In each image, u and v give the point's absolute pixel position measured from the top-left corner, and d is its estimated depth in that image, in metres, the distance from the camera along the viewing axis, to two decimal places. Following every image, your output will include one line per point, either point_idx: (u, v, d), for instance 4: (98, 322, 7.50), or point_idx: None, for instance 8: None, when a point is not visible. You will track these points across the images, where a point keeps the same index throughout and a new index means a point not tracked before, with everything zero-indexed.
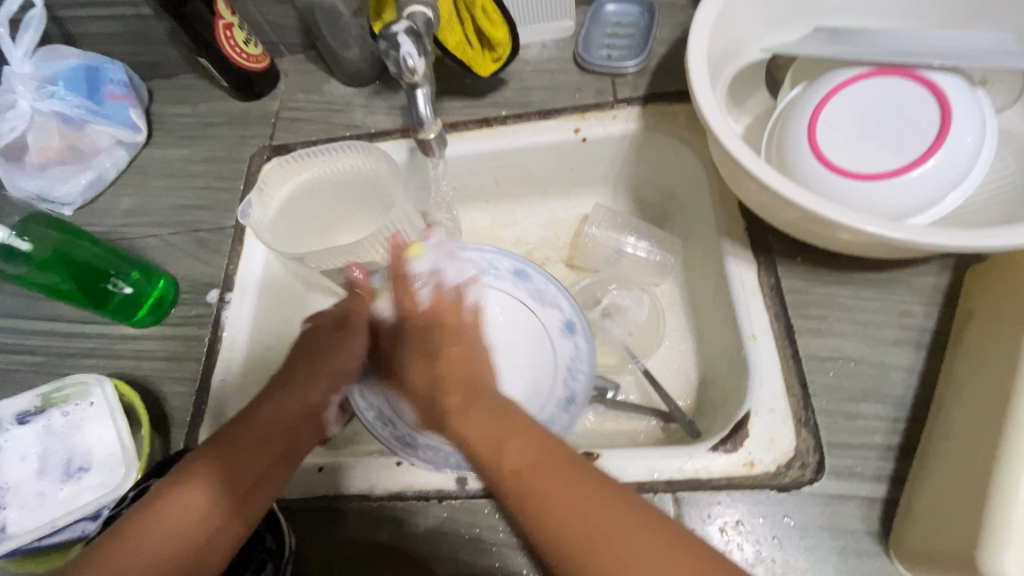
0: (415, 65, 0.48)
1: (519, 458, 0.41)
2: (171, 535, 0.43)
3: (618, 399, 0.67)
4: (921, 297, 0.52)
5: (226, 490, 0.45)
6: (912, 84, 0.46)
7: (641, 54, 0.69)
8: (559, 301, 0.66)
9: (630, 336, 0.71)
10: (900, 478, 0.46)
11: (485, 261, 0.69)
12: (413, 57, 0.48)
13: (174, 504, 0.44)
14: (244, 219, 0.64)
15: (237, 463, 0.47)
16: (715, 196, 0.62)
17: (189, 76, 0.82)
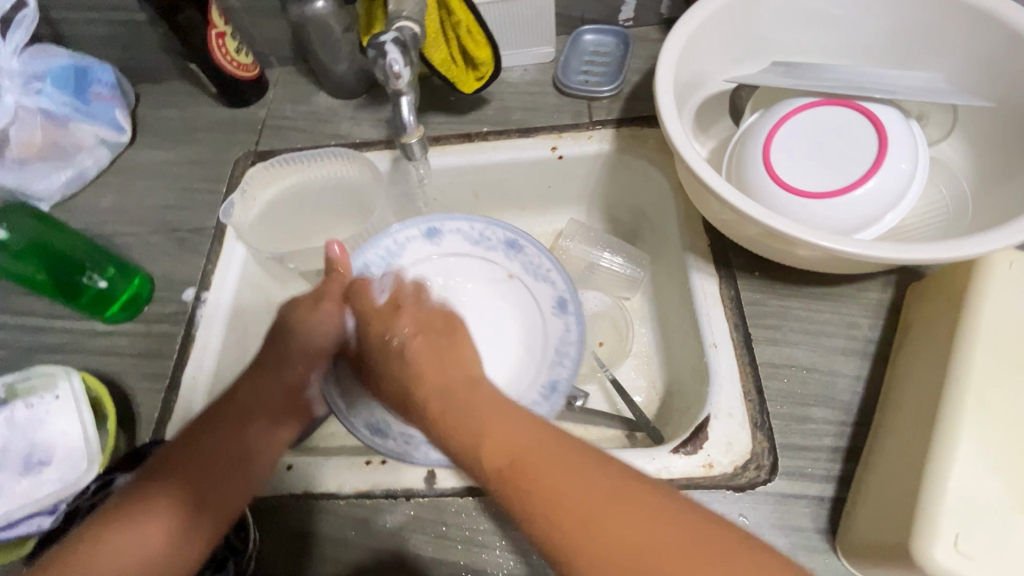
0: (401, 71, 0.50)
1: (499, 451, 0.40)
2: (128, 549, 0.45)
3: (586, 407, 0.69)
4: (867, 310, 0.55)
5: (185, 507, 0.47)
6: (855, 113, 0.51)
7: (616, 80, 0.74)
8: (552, 276, 0.67)
9: (598, 346, 0.74)
10: (847, 478, 0.49)
11: (479, 235, 0.70)
12: (399, 64, 0.50)
13: (133, 525, 0.45)
14: (224, 218, 0.65)
15: (198, 474, 0.49)
16: (681, 214, 0.65)
17: (179, 82, 0.84)
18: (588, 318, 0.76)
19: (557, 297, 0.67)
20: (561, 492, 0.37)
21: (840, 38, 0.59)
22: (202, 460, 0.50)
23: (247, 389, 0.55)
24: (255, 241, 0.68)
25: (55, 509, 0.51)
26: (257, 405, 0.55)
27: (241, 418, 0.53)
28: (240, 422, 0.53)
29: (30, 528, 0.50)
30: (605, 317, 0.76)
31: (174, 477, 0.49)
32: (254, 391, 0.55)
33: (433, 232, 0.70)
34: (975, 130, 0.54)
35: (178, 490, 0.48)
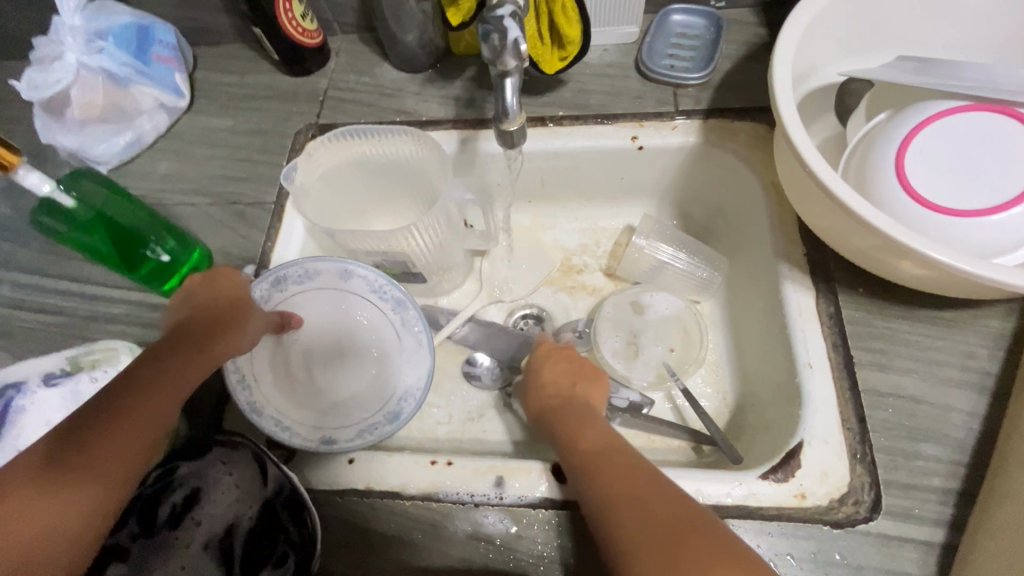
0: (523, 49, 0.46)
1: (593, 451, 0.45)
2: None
3: (652, 415, 0.65)
4: (986, 340, 0.51)
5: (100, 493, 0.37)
6: (1015, 126, 0.45)
7: (706, 67, 0.68)
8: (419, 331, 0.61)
9: (670, 352, 0.71)
10: (959, 524, 0.45)
11: (379, 285, 0.62)
12: (520, 41, 0.45)
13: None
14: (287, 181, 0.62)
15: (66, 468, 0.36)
16: (774, 217, 0.61)
17: (239, 47, 0.80)
18: (658, 322, 0.72)
19: (399, 308, 0.62)
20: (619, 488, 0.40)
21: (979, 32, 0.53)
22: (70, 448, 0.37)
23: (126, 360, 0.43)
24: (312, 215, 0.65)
25: None
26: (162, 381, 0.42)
27: (138, 397, 0.40)
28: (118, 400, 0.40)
29: None
30: (675, 321, 0.72)
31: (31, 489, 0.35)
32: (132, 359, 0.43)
33: (345, 271, 0.61)
34: None
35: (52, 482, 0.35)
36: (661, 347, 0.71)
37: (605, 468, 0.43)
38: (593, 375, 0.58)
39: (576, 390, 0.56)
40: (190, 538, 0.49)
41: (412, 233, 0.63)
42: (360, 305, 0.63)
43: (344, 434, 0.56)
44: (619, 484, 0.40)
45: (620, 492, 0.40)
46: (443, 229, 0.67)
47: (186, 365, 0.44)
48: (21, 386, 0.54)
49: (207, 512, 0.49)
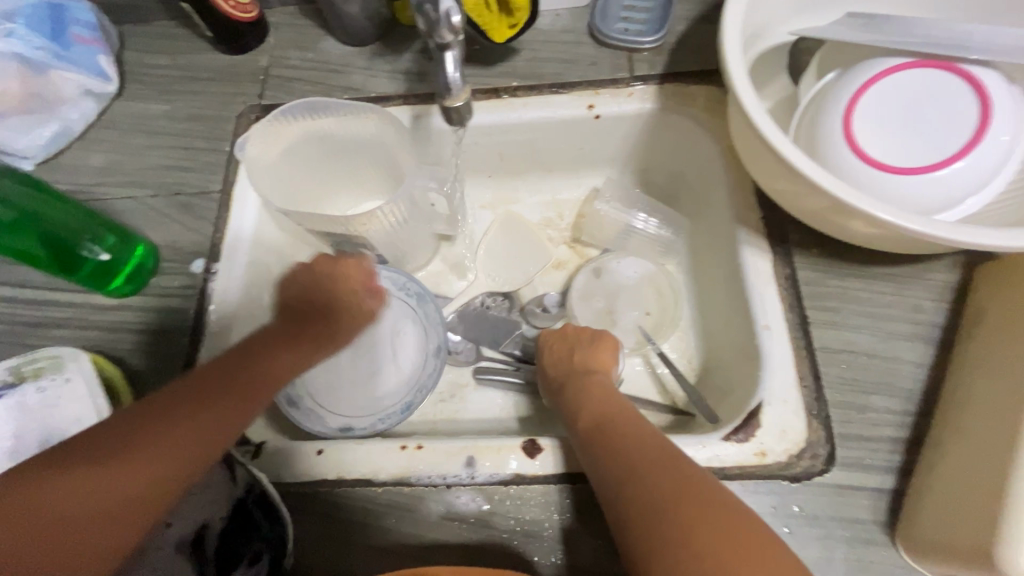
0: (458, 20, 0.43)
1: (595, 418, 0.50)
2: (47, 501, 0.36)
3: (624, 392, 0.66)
4: (933, 293, 0.52)
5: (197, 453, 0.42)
6: (954, 79, 0.45)
7: (660, 29, 0.66)
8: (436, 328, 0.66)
9: (645, 316, 0.71)
10: (907, 470, 0.47)
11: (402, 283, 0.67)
12: (454, 13, 0.43)
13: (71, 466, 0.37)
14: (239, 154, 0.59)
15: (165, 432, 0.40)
16: (732, 182, 0.61)
17: (169, 24, 0.75)
18: (629, 287, 0.73)
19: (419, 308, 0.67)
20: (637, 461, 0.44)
21: None
22: (173, 410, 0.42)
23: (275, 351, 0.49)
24: (273, 199, 0.64)
25: None
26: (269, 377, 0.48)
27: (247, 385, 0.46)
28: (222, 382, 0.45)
29: None
30: (647, 282, 0.73)
31: (136, 439, 0.39)
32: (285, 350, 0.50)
33: None
34: None
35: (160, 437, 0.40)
36: (635, 311, 0.72)
37: (613, 440, 0.47)
38: (597, 340, 0.61)
39: (580, 360, 0.59)
40: (161, 539, 0.47)
41: (376, 214, 0.61)
42: None
43: (360, 422, 0.60)
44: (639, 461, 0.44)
45: (639, 461, 0.44)
46: (411, 210, 0.66)
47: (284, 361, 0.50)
48: None
49: (179, 512, 0.48)
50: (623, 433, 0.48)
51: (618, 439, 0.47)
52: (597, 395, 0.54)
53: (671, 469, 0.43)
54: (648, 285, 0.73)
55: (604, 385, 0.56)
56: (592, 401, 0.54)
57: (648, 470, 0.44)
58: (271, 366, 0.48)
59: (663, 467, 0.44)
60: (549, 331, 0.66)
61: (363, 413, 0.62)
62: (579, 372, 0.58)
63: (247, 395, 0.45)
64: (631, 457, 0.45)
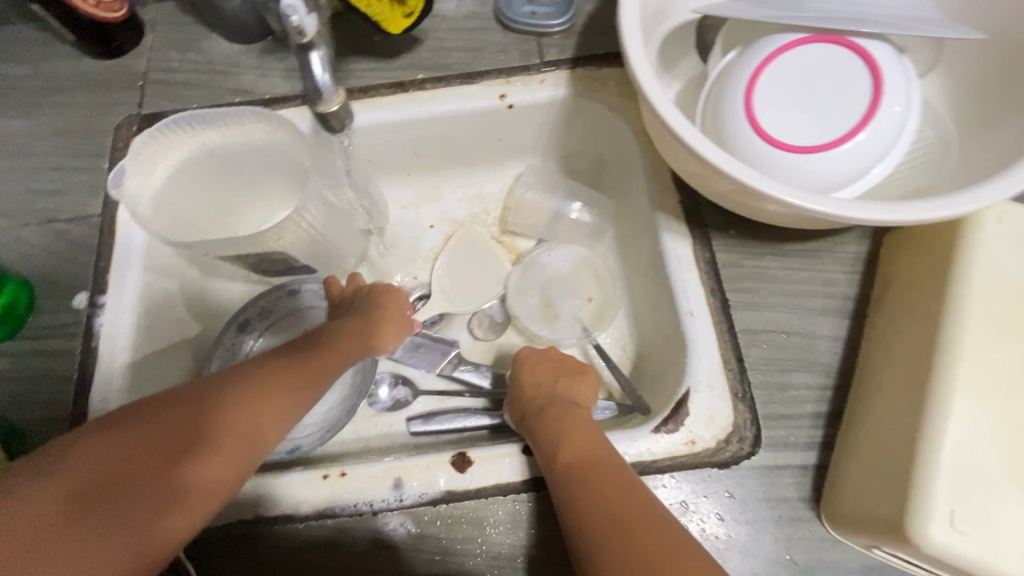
0: (304, 23, 0.42)
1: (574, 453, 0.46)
2: (52, 493, 0.35)
3: None
4: (844, 265, 0.53)
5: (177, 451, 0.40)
6: (846, 52, 0.45)
7: (567, 11, 0.64)
8: None
9: (586, 303, 0.70)
10: (829, 443, 0.48)
11: None
12: (299, 16, 0.41)
13: (89, 456, 0.37)
14: (114, 192, 0.52)
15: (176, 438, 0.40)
16: (648, 167, 0.59)
17: (23, 28, 0.66)
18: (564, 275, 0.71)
19: None
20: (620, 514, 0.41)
21: None
22: (185, 416, 0.41)
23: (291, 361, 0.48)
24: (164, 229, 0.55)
25: None
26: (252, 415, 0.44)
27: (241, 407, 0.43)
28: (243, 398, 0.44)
29: None
30: (584, 268, 0.71)
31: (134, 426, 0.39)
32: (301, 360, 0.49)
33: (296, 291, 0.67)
34: (960, 64, 0.49)
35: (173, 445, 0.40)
36: (574, 299, 0.71)
37: (592, 483, 0.43)
38: (578, 371, 0.57)
39: (559, 387, 0.55)
40: None
41: (287, 228, 0.57)
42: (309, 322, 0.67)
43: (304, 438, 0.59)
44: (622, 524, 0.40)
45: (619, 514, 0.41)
46: (325, 217, 0.61)
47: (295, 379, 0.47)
48: None
49: None
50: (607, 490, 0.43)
51: (598, 494, 0.43)
52: (583, 432, 0.48)
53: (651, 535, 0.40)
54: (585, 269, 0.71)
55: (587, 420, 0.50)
56: (577, 436, 0.48)
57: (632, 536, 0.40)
58: (286, 378, 0.47)
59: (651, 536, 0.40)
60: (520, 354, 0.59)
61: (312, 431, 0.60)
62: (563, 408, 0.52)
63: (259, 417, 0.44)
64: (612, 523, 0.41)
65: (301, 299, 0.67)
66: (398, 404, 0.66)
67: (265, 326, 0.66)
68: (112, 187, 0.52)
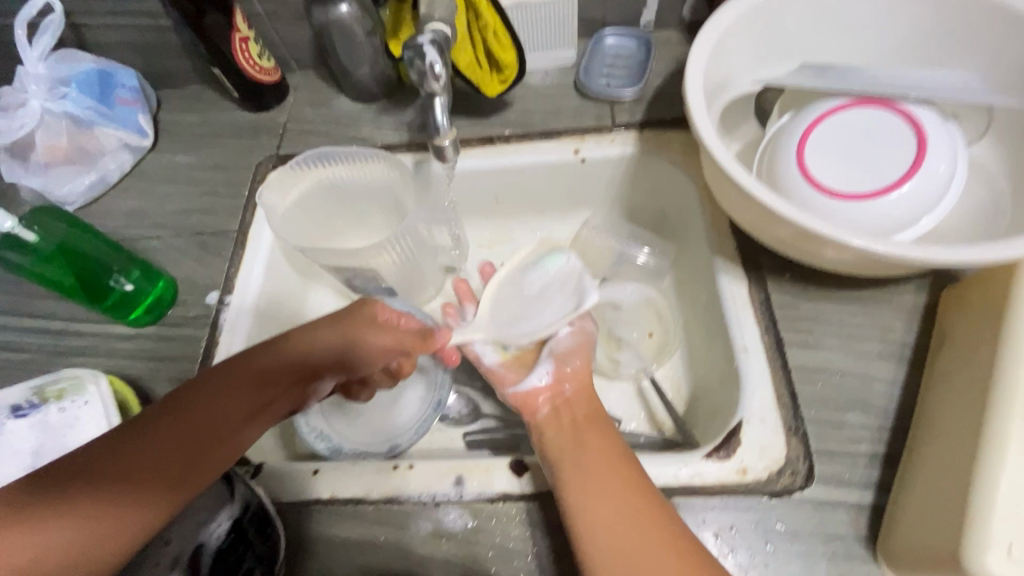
0: (441, 73, 0.50)
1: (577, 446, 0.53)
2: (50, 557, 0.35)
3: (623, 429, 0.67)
4: (901, 314, 0.55)
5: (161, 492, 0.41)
6: (893, 116, 0.50)
7: (639, 83, 0.73)
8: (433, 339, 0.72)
9: (646, 337, 0.74)
10: (886, 485, 0.48)
11: None
12: (438, 65, 0.49)
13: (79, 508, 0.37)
14: (260, 200, 0.66)
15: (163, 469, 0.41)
16: (708, 215, 0.65)
17: (199, 87, 0.84)
18: (628, 307, 0.76)
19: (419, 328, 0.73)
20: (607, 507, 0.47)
21: (865, 39, 0.60)
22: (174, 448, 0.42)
23: (254, 363, 0.50)
24: (289, 239, 0.68)
25: None
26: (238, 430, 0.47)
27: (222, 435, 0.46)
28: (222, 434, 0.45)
29: None
30: (648, 306, 0.76)
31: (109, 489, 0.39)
32: (262, 367, 0.50)
33: None
34: (1011, 132, 0.53)
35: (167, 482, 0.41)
36: (636, 331, 0.74)
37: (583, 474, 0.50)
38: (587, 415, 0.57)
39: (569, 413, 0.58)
40: (158, 556, 0.48)
41: (383, 250, 0.66)
42: None
43: (402, 436, 0.66)
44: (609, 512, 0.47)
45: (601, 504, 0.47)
46: (414, 245, 0.70)
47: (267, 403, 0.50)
48: None
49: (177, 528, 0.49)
50: (604, 499, 0.47)
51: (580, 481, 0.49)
52: (588, 464, 0.50)
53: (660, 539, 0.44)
54: (646, 307, 0.76)
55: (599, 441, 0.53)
56: (578, 472, 0.49)
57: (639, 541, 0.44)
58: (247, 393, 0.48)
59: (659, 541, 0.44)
60: (529, 387, 0.61)
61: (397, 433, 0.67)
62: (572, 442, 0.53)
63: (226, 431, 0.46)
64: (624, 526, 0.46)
65: None
66: (461, 420, 0.71)
67: None
68: (258, 198, 0.67)
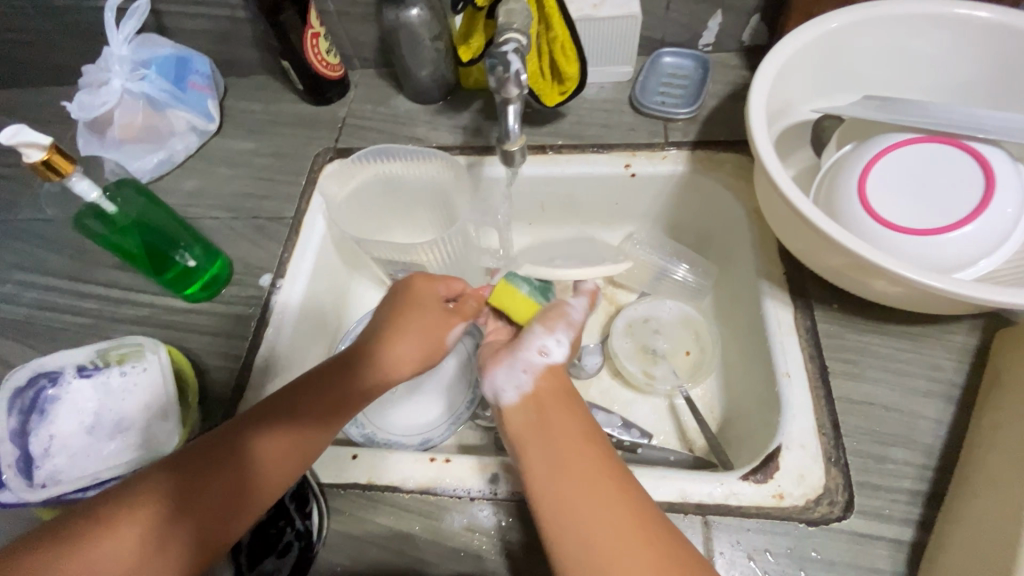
0: (524, 83, 0.52)
1: (560, 429, 0.49)
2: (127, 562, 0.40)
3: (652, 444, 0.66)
4: (952, 353, 0.54)
5: (175, 522, 0.43)
6: (959, 153, 0.51)
7: (694, 103, 0.74)
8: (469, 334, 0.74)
9: (682, 354, 0.74)
10: (927, 523, 0.48)
11: None
12: (523, 75, 0.51)
13: (110, 534, 0.40)
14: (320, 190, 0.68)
15: (195, 499, 0.44)
16: (756, 238, 0.65)
17: (265, 78, 0.88)
18: (665, 325, 0.76)
19: None
20: (592, 505, 0.43)
21: (930, 76, 0.60)
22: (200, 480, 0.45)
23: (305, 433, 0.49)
24: (345, 229, 0.70)
25: None
26: (272, 465, 0.47)
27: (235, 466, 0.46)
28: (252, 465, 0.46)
29: None
30: (685, 325, 0.76)
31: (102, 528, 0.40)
32: (308, 427, 0.50)
33: None
34: None
35: (163, 504, 0.43)
36: (670, 345, 0.75)
37: (566, 464, 0.46)
38: (565, 398, 0.53)
39: (545, 402, 0.52)
40: None
41: (433, 248, 0.68)
42: None
43: (433, 431, 0.68)
44: (597, 500, 0.43)
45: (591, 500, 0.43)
46: (461, 246, 0.72)
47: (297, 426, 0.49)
48: (56, 376, 0.58)
49: None
50: (574, 471, 0.45)
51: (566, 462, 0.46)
52: (554, 445, 0.47)
53: (631, 533, 0.41)
54: (683, 327, 0.76)
55: (564, 418, 0.50)
56: (546, 451, 0.47)
57: (614, 544, 0.41)
58: (301, 437, 0.49)
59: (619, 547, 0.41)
60: (514, 400, 0.53)
61: (432, 425, 0.69)
62: (538, 421, 0.50)
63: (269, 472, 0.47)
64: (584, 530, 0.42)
65: None
66: (490, 419, 0.72)
67: None
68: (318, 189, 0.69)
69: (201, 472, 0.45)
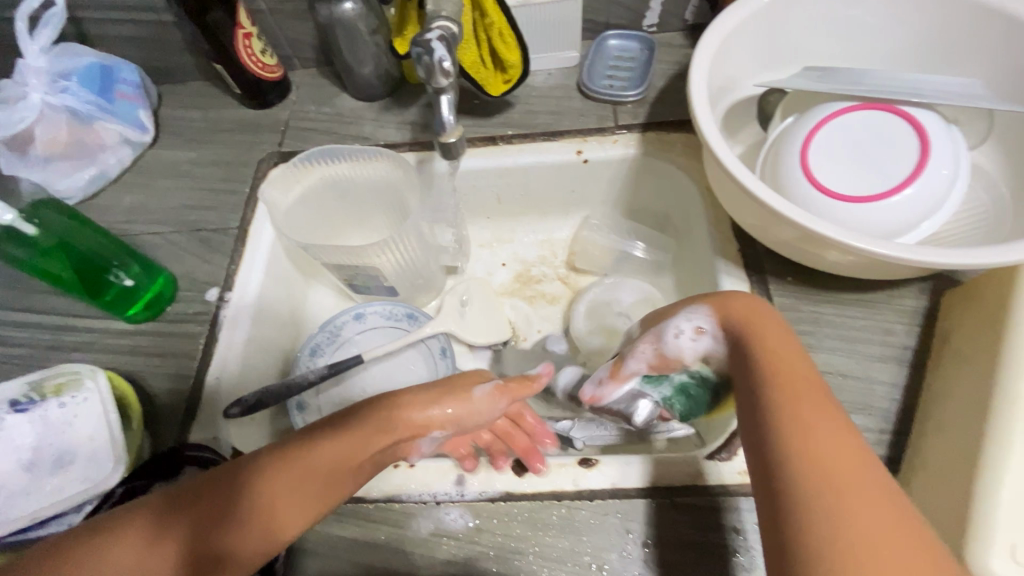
0: (449, 68, 0.50)
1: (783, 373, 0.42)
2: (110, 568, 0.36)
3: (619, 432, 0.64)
4: (903, 317, 0.55)
5: (166, 527, 0.38)
6: (894, 119, 0.51)
7: (641, 85, 0.74)
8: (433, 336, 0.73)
9: None
10: None
11: (391, 311, 0.75)
12: (446, 62, 0.49)
13: (101, 538, 0.37)
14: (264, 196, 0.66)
15: (190, 507, 0.39)
16: (710, 216, 0.65)
17: (200, 84, 0.84)
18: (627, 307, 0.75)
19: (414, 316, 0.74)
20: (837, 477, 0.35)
21: (866, 44, 0.61)
22: (202, 495, 0.40)
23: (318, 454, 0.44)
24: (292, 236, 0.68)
25: (81, 508, 0.52)
26: (286, 492, 0.42)
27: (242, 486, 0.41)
28: (263, 488, 0.41)
29: (63, 527, 0.51)
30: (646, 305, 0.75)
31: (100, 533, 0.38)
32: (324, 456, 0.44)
33: (359, 315, 0.74)
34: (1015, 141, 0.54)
35: (164, 521, 0.39)
36: None
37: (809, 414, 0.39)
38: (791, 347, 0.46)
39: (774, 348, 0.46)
40: None
41: (385, 249, 0.65)
42: (374, 339, 0.73)
43: None
44: (840, 480, 0.35)
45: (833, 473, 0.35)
46: (417, 245, 0.70)
47: (318, 452, 0.44)
48: None
49: None
50: (822, 433, 0.38)
51: (801, 415, 0.39)
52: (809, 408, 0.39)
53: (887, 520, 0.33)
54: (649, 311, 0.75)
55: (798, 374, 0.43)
56: (813, 408, 0.40)
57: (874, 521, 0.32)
58: (314, 459, 0.43)
59: (862, 498, 0.34)
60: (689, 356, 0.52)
61: None
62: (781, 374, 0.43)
63: (277, 518, 0.41)
64: (813, 468, 0.36)
65: (366, 322, 0.74)
66: None
67: (330, 350, 0.72)
68: (261, 197, 0.66)
69: (207, 485, 0.41)
